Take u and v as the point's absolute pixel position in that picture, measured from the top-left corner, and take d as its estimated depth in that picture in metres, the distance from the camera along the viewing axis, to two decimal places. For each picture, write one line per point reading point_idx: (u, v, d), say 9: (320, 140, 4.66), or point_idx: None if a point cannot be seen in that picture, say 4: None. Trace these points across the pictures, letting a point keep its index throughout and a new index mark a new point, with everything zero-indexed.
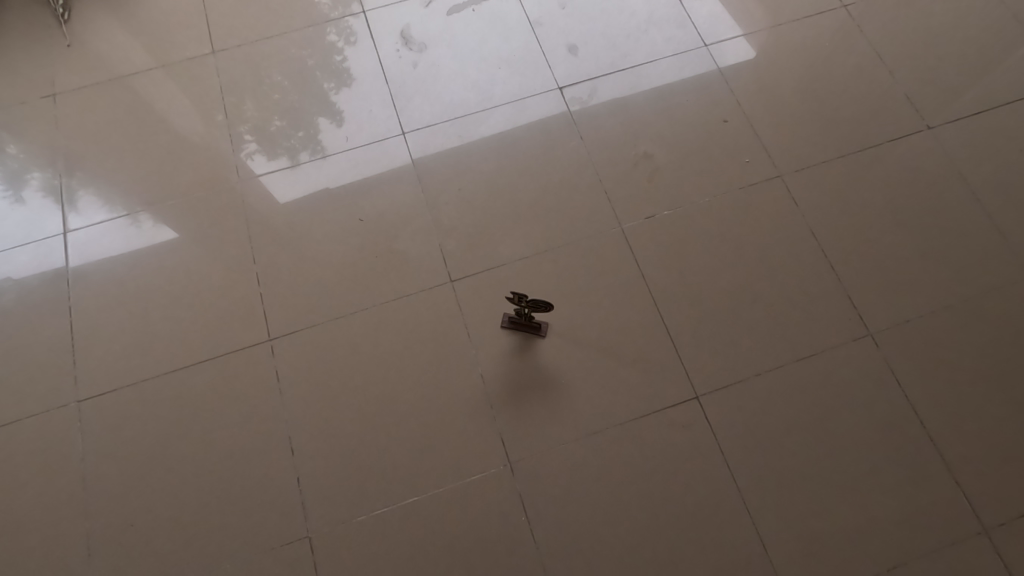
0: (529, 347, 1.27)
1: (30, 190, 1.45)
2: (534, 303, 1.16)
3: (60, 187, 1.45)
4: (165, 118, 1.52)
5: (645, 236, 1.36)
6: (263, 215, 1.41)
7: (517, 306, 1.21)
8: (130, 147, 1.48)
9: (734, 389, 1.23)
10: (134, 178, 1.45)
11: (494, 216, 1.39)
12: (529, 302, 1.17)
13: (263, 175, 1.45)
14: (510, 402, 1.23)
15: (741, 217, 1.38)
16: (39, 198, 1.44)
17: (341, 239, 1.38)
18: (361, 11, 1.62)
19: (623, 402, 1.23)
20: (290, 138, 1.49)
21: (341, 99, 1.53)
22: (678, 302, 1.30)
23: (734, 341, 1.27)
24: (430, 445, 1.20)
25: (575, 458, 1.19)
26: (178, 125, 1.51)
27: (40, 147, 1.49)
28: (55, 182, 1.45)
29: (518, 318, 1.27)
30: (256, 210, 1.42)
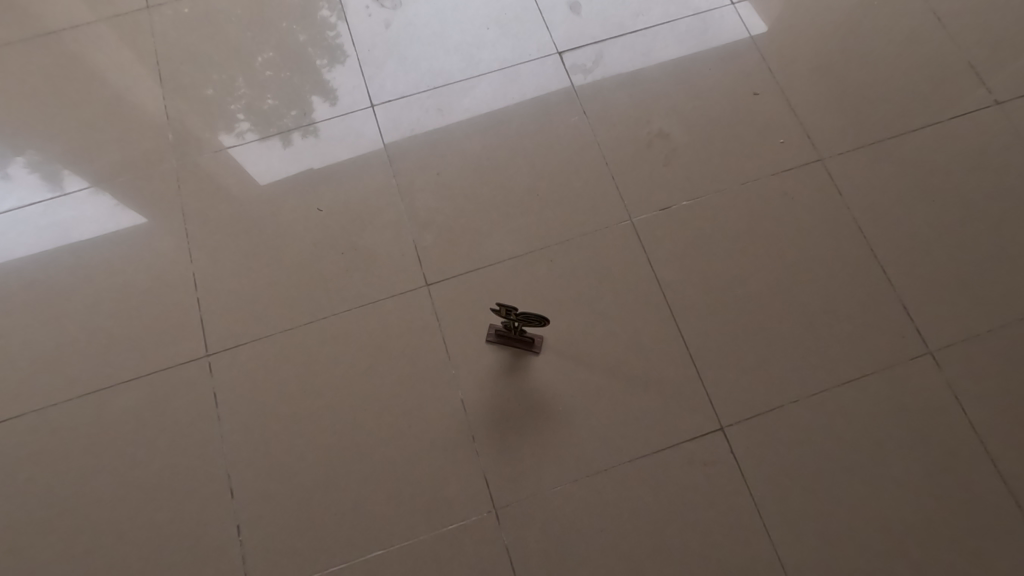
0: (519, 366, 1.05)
1: (15, 166, 1.21)
2: (526, 317, 0.94)
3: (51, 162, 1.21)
4: (120, 90, 1.27)
5: (659, 232, 1.14)
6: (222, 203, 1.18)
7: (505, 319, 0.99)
8: (57, 122, 1.24)
9: (767, 418, 1.02)
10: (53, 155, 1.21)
11: (479, 207, 1.16)
12: (519, 316, 0.95)
13: (248, 159, 1.21)
14: (496, 433, 1.02)
15: (773, 209, 1.15)
16: (25, 175, 1.20)
17: (298, 233, 1.15)
18: None
19: (632, 434, 1.01)
20: (288, 114, 1.24)
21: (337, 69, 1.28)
22: (699, 312, 1.08)
23: (766, 360, 1.06)
24: (399, 486, 1.00)
25: (575, 503, 0.98)
26: (133, 98, 1.26)
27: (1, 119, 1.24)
28: (44, 157, 1.21)
29: (504, 332, 1.06)
30: (226, 200, 1.18)
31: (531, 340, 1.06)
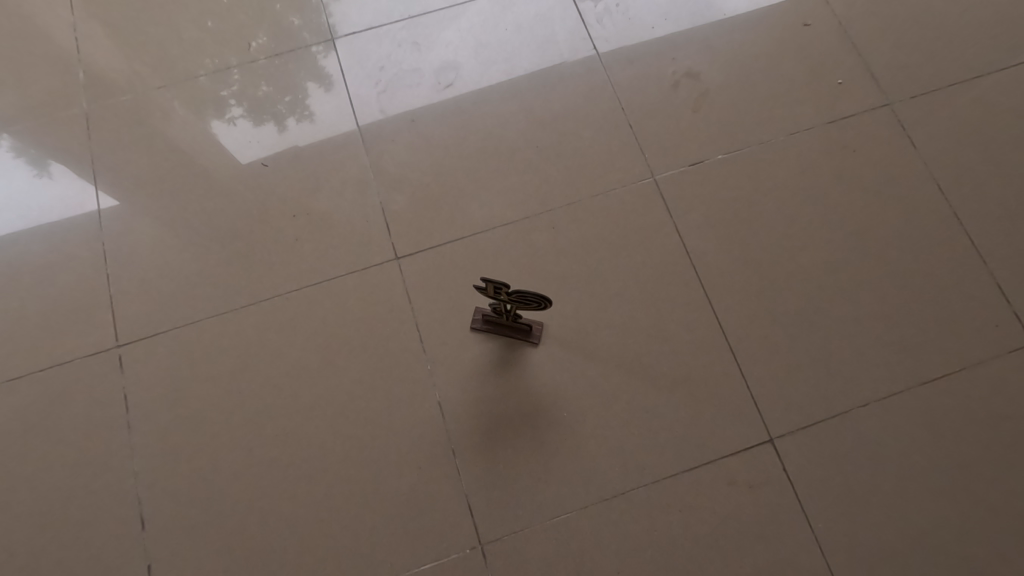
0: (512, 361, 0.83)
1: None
2: (520, 297, 0.72)
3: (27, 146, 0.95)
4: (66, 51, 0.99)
5: (689, 193, 0.91)
6: (157, 168, 0.94)
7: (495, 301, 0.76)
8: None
9: (829, 428, 0.80)
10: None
11: (463, 162, 0.93)
12: (512, 296, 0.72)
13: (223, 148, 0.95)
14: (482, 446, 0.80)
15: (831, 165, 0.92)
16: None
17: (238, 196, 0.92)
18: None
19: (657, 447, 0.79)
20: (283, 98, 0.97)
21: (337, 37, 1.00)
22: (740, 293, 0.86)
23: (825, 353, 0.83)
24: (358, 515, 0.78)
25: (584, 536, 0.76)
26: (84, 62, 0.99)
27: None
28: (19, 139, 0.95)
29: (494, 318, 0.83)
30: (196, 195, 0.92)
31: (528, 327, 0.83)
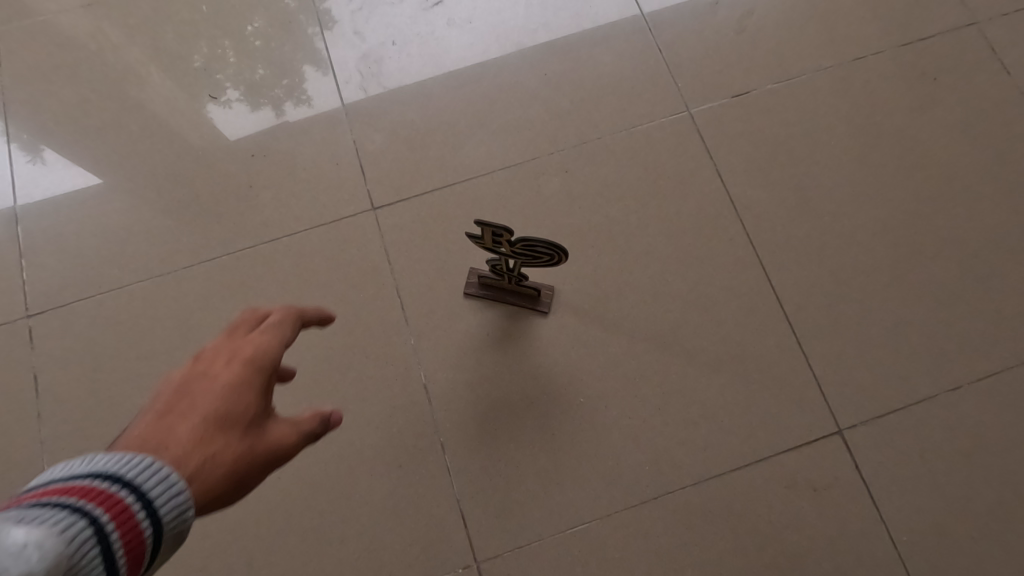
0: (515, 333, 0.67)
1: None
2: (527, 248, 0.55)
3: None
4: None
5: (733, 130, 0.74)
6: (82, 102, 0.76)
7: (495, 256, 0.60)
8: None
9: (912, 416, 0.64)
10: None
11: (456, 94, 0.76)
12: (518, 247, 0.56)
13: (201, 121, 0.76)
14: (478, 438, 0.64)
15: (906, 94, 0.75)
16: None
17: (179, 136, 0.75)
18: None
19: (696, 440, 0.63)
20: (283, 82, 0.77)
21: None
22: (797, 250, 0.69)
23: (903, 323, 0.67)
24: (322, 524, 0.62)
25: (605, 551, 0.61)
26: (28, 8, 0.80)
27: None
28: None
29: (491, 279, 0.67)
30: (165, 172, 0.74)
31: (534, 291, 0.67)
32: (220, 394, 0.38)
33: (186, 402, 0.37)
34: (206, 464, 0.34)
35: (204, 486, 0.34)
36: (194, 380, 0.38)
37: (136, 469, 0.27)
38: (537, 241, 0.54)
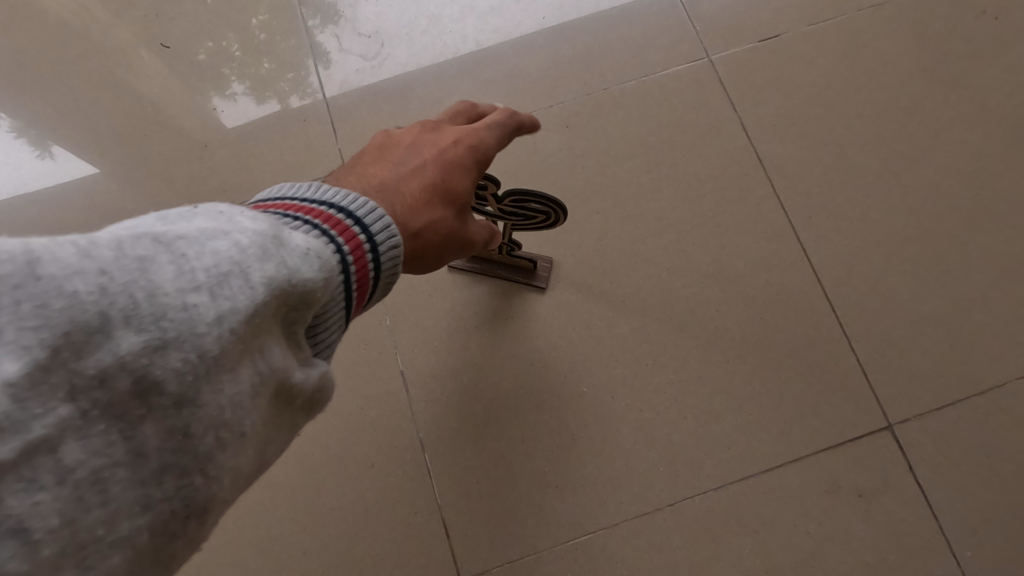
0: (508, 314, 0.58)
1: None
2: (518, 205, 0.46)
3: None
4: None
5: (760, 78, 0.64)
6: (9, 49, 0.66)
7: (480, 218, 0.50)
8: None
9: (976, 409, 0.54)
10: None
11: (442, 41, 0.67)
12: (507, 205, 0.46)
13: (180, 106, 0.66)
14: (464, 434, 0.55)
15: (964, 36, 0.65)
16: None
17: (126, 88, 0.66)
18: None
19: (719, 436, 0.54)
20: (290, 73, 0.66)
21: None
22: (836, 215, 0.59)
23: (962, 300, 0.57)
24: (279, 533, 0.53)
25: (610, 567, 0.52)
26: None
27: None
28: None
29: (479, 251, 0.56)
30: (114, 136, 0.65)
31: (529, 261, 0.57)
32: (440, 163, 0.39)
33: (414, 159, 0.39)
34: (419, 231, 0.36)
35: (423, 242, 0.37)
36: (421, 143, 0.40)
37: (361, 206, 0.29)
38: (532, 193, 0.44)
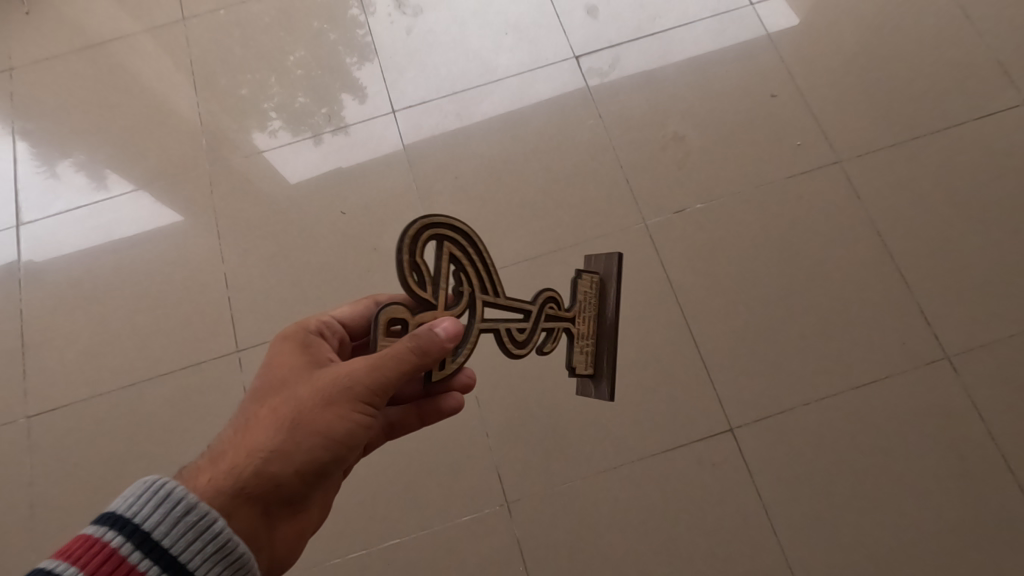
0: (615, 339, 0.68)
1: (66, 165, 1.30)
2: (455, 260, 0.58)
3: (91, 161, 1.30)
4: (225, 155, 1.28)
5: (673, 235, 1.15)
6: (259, 214, 1.23)
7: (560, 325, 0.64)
8: (107, 145, 1.31)
9: (777, 420, 1.03)
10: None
11: (495, 208, 1.19)
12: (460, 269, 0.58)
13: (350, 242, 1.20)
14: (508, 430, 1.05)
15: (788, 213, 1.15)
16: (74, 172, 1.30)
17: (280, 198, 1.24)
18: (438, 29, 1.35)
19: (641, 434, 1.03)
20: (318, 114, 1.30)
21: (447, 157, 1.23)
22: (711, 315, 1.09)
23: (776, 363, 1.06)
24: (414, 480, 1.03)
25: (583, 500, 1.01)
26: (240, 167, 1.27)
27: (108, 167, 1.29)
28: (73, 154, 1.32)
29: (583, 350, 0.66)
30: (315, 263, 1.19)
31: (595, 285, 0.69)
32: (290, 368, 0.59)
33: (271, 373, 0.60)
34: (248, 437, 0.54)
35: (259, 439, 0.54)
36: (276, 360, 0.61)
37: (132, 520, 0.45)
38: (400, 262, 0.54)
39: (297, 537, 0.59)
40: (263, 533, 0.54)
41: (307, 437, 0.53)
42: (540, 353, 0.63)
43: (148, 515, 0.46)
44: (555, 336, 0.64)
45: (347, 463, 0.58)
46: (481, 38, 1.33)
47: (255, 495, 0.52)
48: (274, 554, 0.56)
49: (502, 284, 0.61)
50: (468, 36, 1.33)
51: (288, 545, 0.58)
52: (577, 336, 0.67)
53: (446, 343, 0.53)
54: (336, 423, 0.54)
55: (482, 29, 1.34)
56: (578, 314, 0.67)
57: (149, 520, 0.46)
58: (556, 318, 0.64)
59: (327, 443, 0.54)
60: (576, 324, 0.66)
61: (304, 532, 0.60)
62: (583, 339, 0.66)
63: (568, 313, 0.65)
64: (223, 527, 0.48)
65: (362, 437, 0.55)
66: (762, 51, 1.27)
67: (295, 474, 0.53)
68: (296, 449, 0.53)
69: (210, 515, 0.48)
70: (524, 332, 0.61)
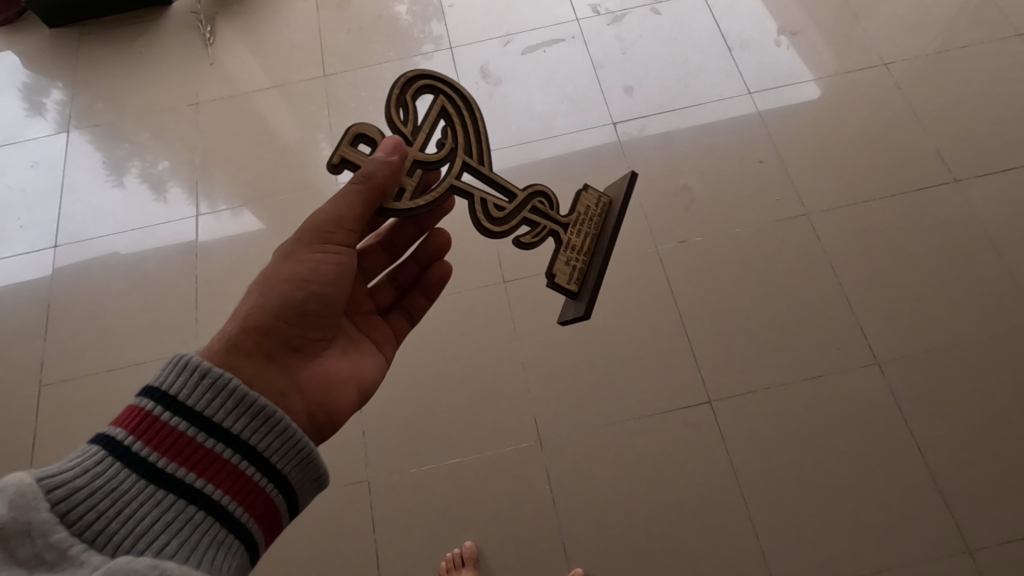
0: (598, 259, 0.90)
1: (130, 176, 1.83)
2: (445, 112, 0.84)
3: (155, 173, 1.83)
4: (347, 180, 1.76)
5: (678, 257, 1.54)
6: None
7: (548, 226, 0.89)
8: (243, 160, 1.82)
9: (745, 398, 1.39)
10: (25, 101, 1.97)
11: None
12: (449, 118, 0.84)
13: None
14: (545, 388, 1.42)
15: (766, 248, 1.54)
16: (136, 182, 1.82)
17: None
18: (506, 90, 1.81)
19: (644, 399, 1.40)
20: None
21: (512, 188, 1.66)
22: (702, 318, 1.47)
23: (748, 356, 1.43)
24: (474, 417, 1.41)
25: (597, 442, 1.37)
26: None
27: (244, 182, 1.79)
28: (149, 170, 1.84)
29: (567, 260, 0.88)
30: None
31: (595, 211, 0.93)
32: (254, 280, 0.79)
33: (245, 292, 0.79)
34: (232, 315, 0.72)
35: (238, 311, 0.72)
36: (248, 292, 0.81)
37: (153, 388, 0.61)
38: (390, 102, 0.81)
39: (320, 377, 0.76)
40: (276, 375, 0.71)
41: (275, 292, 0.72)
42: (518, 244, 0.87)
43: (173, 382, 0.61)
44: (539, 231, 0.88)
45: (331, 302, 0.76)
46: (542, 103, 1.78)
47: (250, 349, 0.69)
48: (305, 392, 0.74)
49: (488, 144, 0.86)
50: (532, 101, 1.79)
51: (314, 382, 0.75)
52: (566, 244, 0.89)
53: (388, 159, 0.75)
54: (299, 271, 0.73)
55: (544, 96, 1.79)
56: (572, 229, 0.90)
57: (166, 383, 0.61)
58: (543, 218, 0.89)
59: (298, 287, 0.73)
60: (569, 233, 0.89)
61: (326, 373, 0.77)
62: (568, 249, 0.89)
63: (560, 221, 0.89)
64: (232, 379, 0.64)
65: (327, 270, 0.74)
66: (756, 128, 1.69)
67: (279, 310, 0.72)
68: (271, 303, 0.72)
69: (206, 364, 0.63)
70: (503, 210, 0.87)
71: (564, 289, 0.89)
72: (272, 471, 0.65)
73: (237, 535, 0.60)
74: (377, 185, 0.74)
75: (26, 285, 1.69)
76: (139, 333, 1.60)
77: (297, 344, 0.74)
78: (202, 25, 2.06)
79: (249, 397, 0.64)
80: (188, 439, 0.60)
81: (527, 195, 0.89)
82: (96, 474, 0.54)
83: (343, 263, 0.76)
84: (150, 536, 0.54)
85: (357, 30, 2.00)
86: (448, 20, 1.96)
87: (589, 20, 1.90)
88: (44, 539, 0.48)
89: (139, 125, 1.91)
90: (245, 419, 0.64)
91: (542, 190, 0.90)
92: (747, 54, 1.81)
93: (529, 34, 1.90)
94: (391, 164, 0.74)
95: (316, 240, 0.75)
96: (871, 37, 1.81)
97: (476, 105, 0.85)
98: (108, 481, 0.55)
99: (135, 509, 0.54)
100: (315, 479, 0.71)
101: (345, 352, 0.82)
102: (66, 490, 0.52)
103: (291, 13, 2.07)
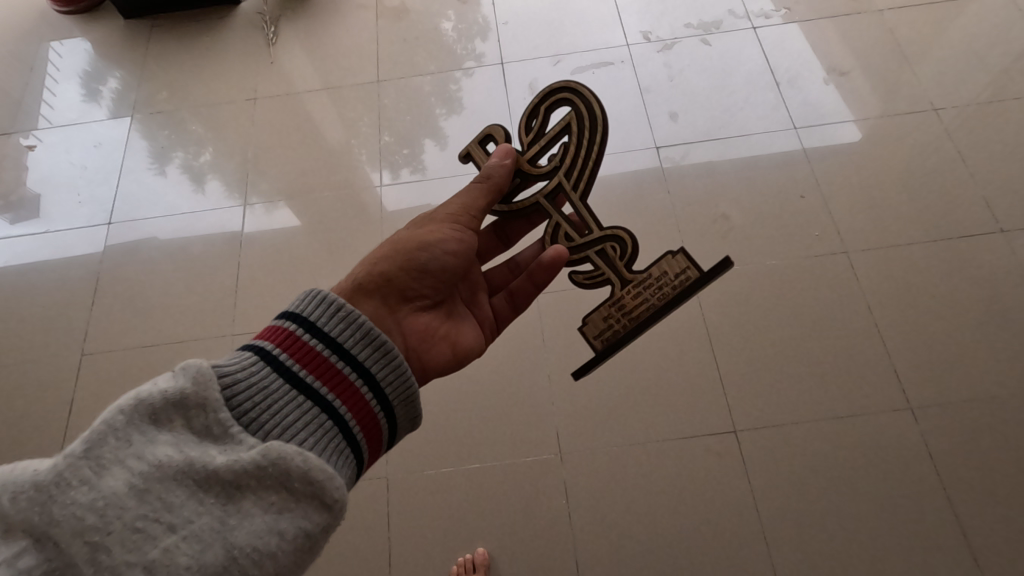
0: (629, 331, 0.87)
1: (173, 166, 1.91)
2: (569, 127, 0.89)
3: (196, 165, 1.90)
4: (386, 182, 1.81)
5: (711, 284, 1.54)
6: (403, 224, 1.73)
7: (603, 275, 0.90)
8: (289, 156, 1.88)
9: (771, 431, 1.37)
10: (84, 87, 2.08)
11: None
12: (576, 132, 0.89)
13: None
14: (569, 403, 1.43)
15: (802, 282, 1.53)
16: (177, 172, 1.89)
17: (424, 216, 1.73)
18: None
19: (668, 423, 1.39)
20: (400, 153, 1.86)
21: None
22: (732, 346, 1.46)
23: (776, 390, 1.41)
24: (495, 424, 1.42)
25: (617, 462, 1.36)
26: (397, 191, 1.79)
27: (287, 178, 1.85)
28: (191, 162, 1.91)
29: (603, 316, 0.88)
30: None
31: (667, 286, 0.86)
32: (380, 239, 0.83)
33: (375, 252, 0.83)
34: (363, 264, 0.76)
35: (367, 261, 0.76)
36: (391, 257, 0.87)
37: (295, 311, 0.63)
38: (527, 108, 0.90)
39: (420, 328, 0.76)
40: (385, 317, 0.72)
41: (402, 249, 0.76)
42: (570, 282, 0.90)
43: (313, 309, 0.64)
44: (596, 275, 0.90)
45: (450, 269, 0.78)
46: None
47: (371, 288, 0.72)
48: (405, 339, 0.75)
49: (599, 168, 0.89)
50: None
51: (413, 332, 0.75)
52: (615, 300, 0.88)
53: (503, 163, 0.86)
54: (428, 238, 0.77)
55: None
56: (625, 295, 0.87)
57: (305, 309, 0.64)
58: (609, 265, 0.90)
59: (422, 248, 0.76)
60: (622, 291, 0.88)
61: (428, 329, 0.77)
62: (612, 305, 0.88)
63: (621, 275, 0.88)
64: (360, 316, 0.65)
65: (453, 240, 0.79)
66: (798, 163, 1.70)
67: (402, 263, 0.75)
68: (398, 256, 0.75)
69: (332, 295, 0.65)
70: (573, 241, 0.91)
71: (591, 340, 0.90)
72: (386, 401, 0.65)
73: (352, 451, 0.60)
74: (494, 185, 0.85)
75: (71, 259, 1.76)
76: (174, 314, 1.66)
77: (410, 294, 0.76)
78: (267, 25, 2.15)
79: (374, 331, 0.65)
80: (322, 358, 0.61)
81: (603, 235, 0.89)
82: (252, 371, 0.57)
83: (464, 240, 0.80)
84: (292, 431, 0.55)
85: (413, 40, 2.07)
86: (501, 36, 2.02)
87: (640, 46, 1.94)
88: (213, 414, 0.51)
89: (192, 116, 1.99)
90: (370, 349, 0.64)
91: (623, 238, 0.88)
92: (795, 90, 1.82)
93: (579, 55, 1.94)
94: (505, 167, 0.86)
95: (450, 216, 0.82)
96: (922, 82, 1.80)
97: (602, 130, 0.88)
98: (260, 378, 0.57)
99: (281, 406, 0.56)
100: (412, 419, 0.69)
101: (449, 317, 0.82)
102: (230, 380, 0.55)
103: (352, 19, 2.15)
